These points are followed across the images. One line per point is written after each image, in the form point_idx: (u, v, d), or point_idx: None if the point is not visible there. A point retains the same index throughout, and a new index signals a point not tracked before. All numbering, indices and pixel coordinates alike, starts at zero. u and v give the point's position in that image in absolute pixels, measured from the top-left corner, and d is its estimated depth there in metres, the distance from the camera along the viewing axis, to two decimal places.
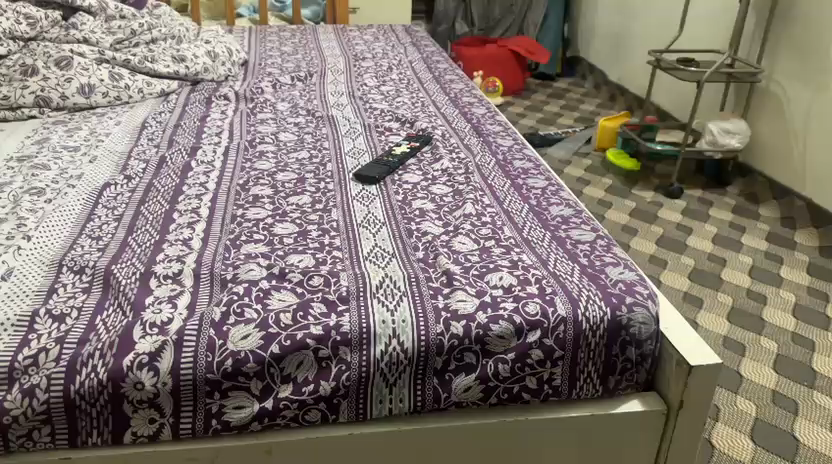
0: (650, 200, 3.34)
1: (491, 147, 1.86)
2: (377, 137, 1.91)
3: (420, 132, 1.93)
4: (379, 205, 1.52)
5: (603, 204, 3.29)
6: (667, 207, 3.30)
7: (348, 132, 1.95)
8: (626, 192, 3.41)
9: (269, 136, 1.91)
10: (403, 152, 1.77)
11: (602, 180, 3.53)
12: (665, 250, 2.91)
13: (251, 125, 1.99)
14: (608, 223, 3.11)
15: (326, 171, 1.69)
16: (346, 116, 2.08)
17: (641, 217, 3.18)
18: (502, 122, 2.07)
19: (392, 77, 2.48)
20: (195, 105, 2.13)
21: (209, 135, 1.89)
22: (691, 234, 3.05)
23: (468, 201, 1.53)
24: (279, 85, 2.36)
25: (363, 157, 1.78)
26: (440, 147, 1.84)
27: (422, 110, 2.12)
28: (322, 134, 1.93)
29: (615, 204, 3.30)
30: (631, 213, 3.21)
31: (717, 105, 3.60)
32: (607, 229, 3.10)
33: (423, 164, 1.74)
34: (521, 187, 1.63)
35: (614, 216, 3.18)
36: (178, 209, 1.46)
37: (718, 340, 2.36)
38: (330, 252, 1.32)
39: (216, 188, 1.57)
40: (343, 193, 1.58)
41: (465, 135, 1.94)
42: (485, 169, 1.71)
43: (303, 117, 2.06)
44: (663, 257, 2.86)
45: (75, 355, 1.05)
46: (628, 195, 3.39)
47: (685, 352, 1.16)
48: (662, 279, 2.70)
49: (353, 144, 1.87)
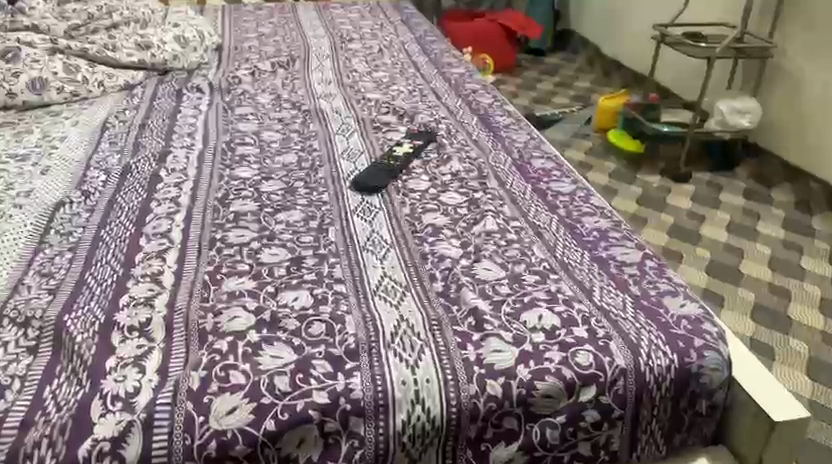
0: (657, 185, 3.15)
1: (504, 145, 1.65)
2: (374, 135, 1.69)
3: (422, 128, 1.71)
4: (384, 222, 1.31)
5: (609, 191, 3.10)
6: (676, 192, 3.11)
7: (340, 129, 1.72)
8: (631, 177, 3.22)
9: (251, 135, 1.68)
10: (405, 153, 1.55)
11: (606, 164, 3.32)
12: (678, 241, 2.72)
13: (229, 123, 1.75)
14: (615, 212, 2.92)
15: (319, 179, 1.46)
16: (337, 109, 1.84)
17: (650, 204, 2.99)
18: (512, 112, 1.85)
19: (384, 61, 2.24)
20: (164, 100, 1.88)
21: (181, 136, 1.65)
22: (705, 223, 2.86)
23: (488, 215, 1.32)
24: (258, 73, 2.11)
25: (361, 159, 1.56)
26: (447, 146, 1.61)
27: (422, 100, 1.89)
28: (311, 132, 1.70)
29: (622, 190, 3.10)
30: (639, 201, 3.02)
31: (725, 81, 3.39)
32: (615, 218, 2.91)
33: (430, 166, 1.52)
34: (546, 195, 1.42)
35: (622, 205, 2.98)
36: (146, 234, 1.23)
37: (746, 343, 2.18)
38: (331, 286, 1.10)
39: (191, 204, 1.34)
40: (340, 207, 1.35)
41: (473, 130, 1.72)
42: (501, 173, 1.50)
43: (288, 111, 1.83)
44: (676, 250, 2.67)
45: (16, 444, 0.83)
46: (634, 180, 3.19)
47: (764, 403, 0.97)
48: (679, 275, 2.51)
49: (347, 143, 1.64)
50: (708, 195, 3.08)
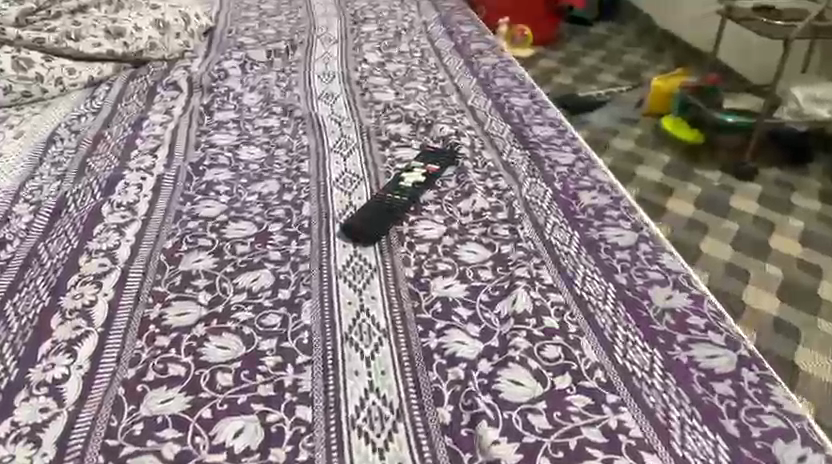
0: (718, 184, 2.74)
1: (543, 168, 1.31)
2: (379, 152, 1.35)
3: (441, 144, 1.37)
4: (378, 292, 0.98)
5: (662, 190, 2.70)
6: (740, 192, 2.70)
7: (337, 144, 1.39)
8: (688, 173, 2.81)
9: (228, 152, 1.35)
10: (413, 183, 1.21)
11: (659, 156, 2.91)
12: (744, 255, 2.34)
13: (203, 133, 1.43)
14: (670, 216, 2.54)
15: (299, 221, 1.14)
16: (336, 115, 1.51)
17: (710, 208, 2.60)
18: (553, 120, 1.49)
19: (400, 48, 1.88)
20: (131, 101, 1.56)
21: (141, 153, 1.34)
22: (775, 232, 2.47)
23: (519, 288, 0.98)
24: (250, 65, 1.78)
25: (358, 188, 1.23)
26: (470, 171, 1.28)
27: (442, 105, 1.55)
28: (301, 146, 1.37)
29: (677, 189, 2.70)
30: (697, 203, 2.62)
31: (800, 61, 2.92)
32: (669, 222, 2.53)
33: (444, 202, 1.19)
34: (599, 253, 1.09)
35: (677, 209, 2.59)
36: (61, 308, 0.93)
37: (814, 391, 1.83)
38: (291, 412, 0.81)
39: (130, 258, 1.04)
40: (323, 267, 1.03)
41: (504, 145, 1.38)
42: (538, 213, 1.17)
43: (277, 117, 1.50)
44: (740, 268, 2.29)
45: None
46: (691, 177, 2.78)
47: None
48: (745, 299, 2.15)
49: (345, 164, 1.31)
50: (777, 195, 2.67)
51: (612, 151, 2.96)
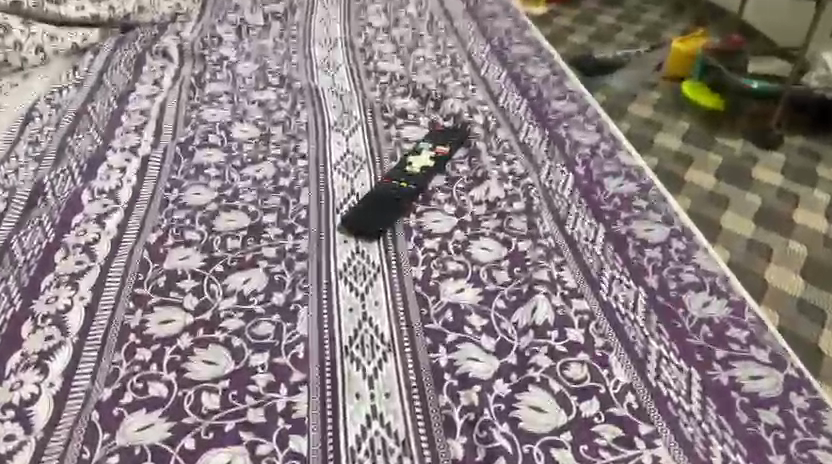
0: (740, 152, 2.56)
1: (565, 148, 1.19)
2: (383, 131, 1.24)
3: (451, 123, 1.26)
4: (382, 298, 0.88)
5: (682, 161, 2.51)
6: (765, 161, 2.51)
7: (339, 121, 1.27)
8: (708, 140, 2.62)
9: (220, 130, 1.24)
10: (420, 169, 1.11)
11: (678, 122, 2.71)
12: (766, 231, 2.18)
13: (193, 107, 1.32)
14: (688, 189, 2.37)
15: (296, 213, 1.04)
16: (338, 87, 1.39)
17: (732, 179, 2.43)
18: (574, 92, 1.37)
19: (407, 11, 1.74)
20: (117, 72, 1.45)
21: (126, 130, 1.23)
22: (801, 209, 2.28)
23: (538, 295, 0.89)
24: (246, 29, 1.65)
25: (361, 173, 1.12)
26: (483, 154, 1.17)
27: (452, 76, 1.42)
28: (300, 123, 1.26)
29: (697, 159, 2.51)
30: (718, 175, 2.43)
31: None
32: (687, 195, 2.36)
33: (454, 189, 1.09)
34: (627, 252, 0.97)
35: (696, 182, 2.40)
36: (33, 315, 0.85)
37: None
38: (283, 442, 0.71)
39: (110, 255, 0.94)
40: (323, 266, 0.93)
41: (521, 123, 1.26)
42: (559, 203, 1.06)
43: (274, 90, 1.38)
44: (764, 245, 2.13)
45: None
46: (710, 145, 2.60)
47: None
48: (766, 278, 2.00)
49: (347, 144, 1.20)
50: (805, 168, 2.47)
51: (628, 119, 2.76)
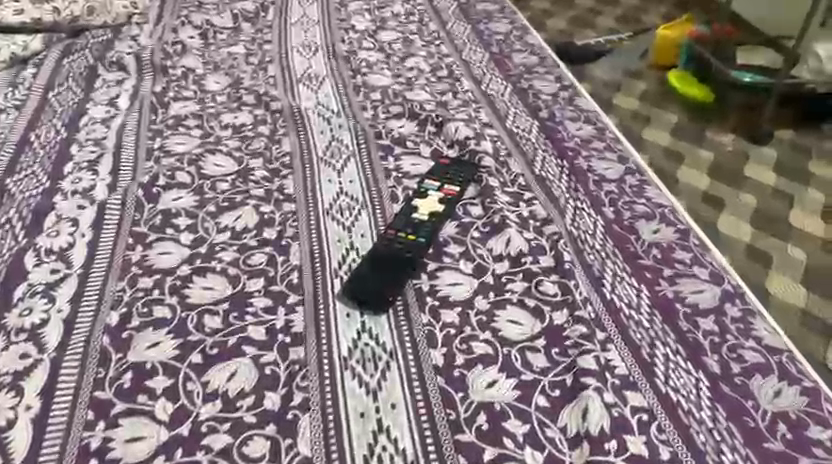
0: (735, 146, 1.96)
1: (588, 183, 1.05)
2: (380, 163, 1.08)
3: (457, 154, 1.11)
4: (400, 397, 0.73)
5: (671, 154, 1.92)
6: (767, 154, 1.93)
7: (328, 151, 1.11)
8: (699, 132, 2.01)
9: (189, 165, 1.06)
10: (429, 216, 0.95)
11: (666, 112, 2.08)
12: (767, 238, 1.64)
13: (156, 134, 1.14)
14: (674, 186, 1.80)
15: (285, 278, 0.87)
16: (324, 106, 1.23)
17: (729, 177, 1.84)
18: (588, 113, 1.23)
19: (393, 9, 1.56)
20: (64, 89, 1.25)
21: (76, 167, 1.05)
22: (816, 211, 1.73)
23: (588, 389, 0.73)
24: (212, 33, 1.46)
25: (358, 219, 0.96)
26: (497, 192, 1.02)
27: (451, 92, 1.27)
28: (282, 154, 1.10)
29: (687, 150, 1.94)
30: (713, 172, 1.86)
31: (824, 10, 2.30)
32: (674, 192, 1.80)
33: (469, 240, 0.93)
34: (679, 325, 0.84)
35: (688, 180, 1.82)
36: None
37: None
38: None
39: (62, 344, 0.77)
40: (323, 354, 0.77)
41: (534, 151, 1.12)
42: (592, 258, 0.91)
43: (249, 111, 1.21)
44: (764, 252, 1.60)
45: None
46: (701, 135, 2.00)
47: None
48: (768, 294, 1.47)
49: (339, 181, 1.04)
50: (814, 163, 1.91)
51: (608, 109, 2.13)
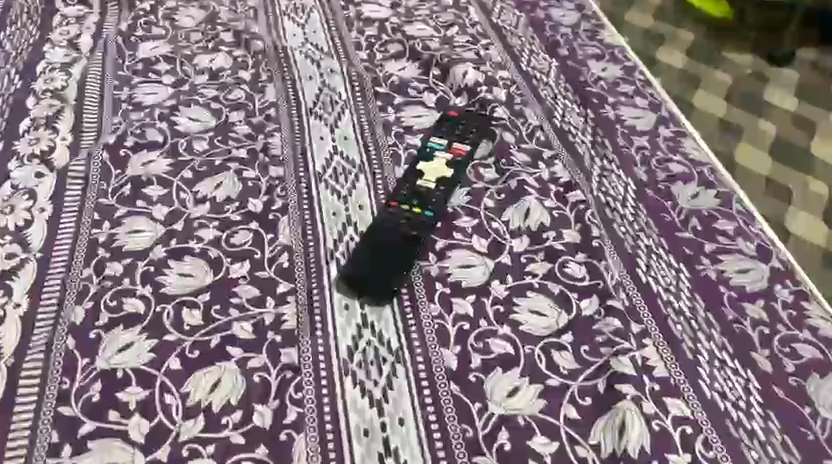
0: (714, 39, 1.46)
1: (616, 137, 0.92)
2: (379, 116, 0.95)
3: (466, 104, 0.98)
4: (408, 408, 0.63)
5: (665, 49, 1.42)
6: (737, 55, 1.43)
7: (319, 101, 0.97)
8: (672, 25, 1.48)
9: (160, 120, 0.93)
10: (437, 183, 0.83)
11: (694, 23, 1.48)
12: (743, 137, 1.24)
13: (123, 83, 1.00)
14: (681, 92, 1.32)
15: (274, 261, 0.76)
16: (312, 44, 1.08)
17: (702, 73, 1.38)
18: (613, 50, 1.09)
19: None
20: (17, 27, 1.09)
21: (33, 125, 0.92)
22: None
23: (624, 399, 0.64)
24: None
25: (356, 186, 0.85)
26: (513, 153, 0.90)
27: (458, 26, 1.12)
28: (266, 105, 0.97)
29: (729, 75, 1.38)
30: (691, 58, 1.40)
31: None
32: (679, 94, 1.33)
33: (482, 212, 0.82)
34: (723, 311, 0.72)
35: (733, 119, 1.28)
36: None
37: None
38: None
39: (19, 350, 0.67)
40: (318, 357, 0.67)
41: (553, 99, 0.99)
42: (623, 232, 0.80)
43: (227, 51, 1.06)
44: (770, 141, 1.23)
45: None
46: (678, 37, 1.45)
47: None
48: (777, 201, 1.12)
49: (333, 139, 0.92)
50: None
51: None
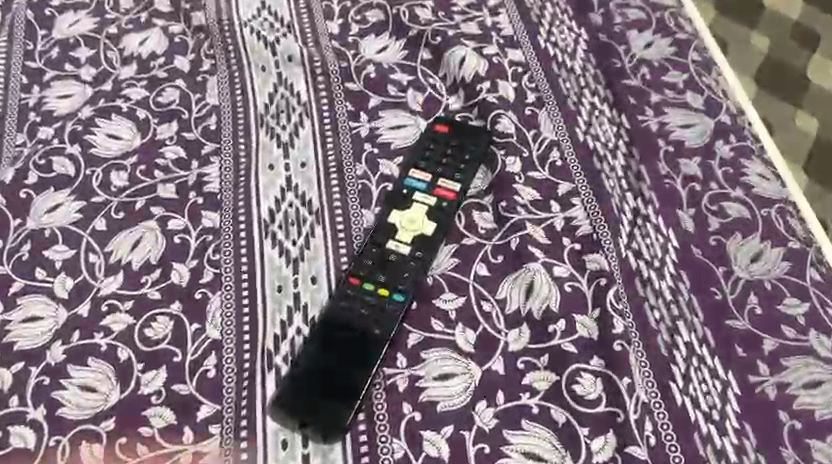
0: None
1: (657, 161, 0.70)
2: (348, 129, 0.74)
3: (461, 107, 0.76)
4: None
5: None
6: None
7: (272, 106, 0.76)
8: None
9: (72, 141, 0.74)
10: (413, 246, 0.64)
11: None
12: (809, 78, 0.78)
13: (30, 79, 0.79)
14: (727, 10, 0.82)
15: (198, 368, 0.59)
16: (270, 11, 0.84)
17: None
18: (665, 9, 0.82)
19: None
20: None
21: None
22: None
23: None
24: None
25: (311, 243, 0.66)
26: (518, 189, 0.68)
27: None
28: (207, 114, 0.76)
29: None
30: None
31: None
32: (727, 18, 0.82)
33: (471, 284, 0.63)
34: (779, 453, 0.55)
35: (813, 21, 0.81)
36: None
37: None
38: None
39: None
40: None
41: (577, 96, 0.75)
42: (656, 321, 0.60)
43: (162, 27, 0.83)
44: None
45: None
46: None
47: None
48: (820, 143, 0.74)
49: (286, 166, 0.71)
50: None
51: None
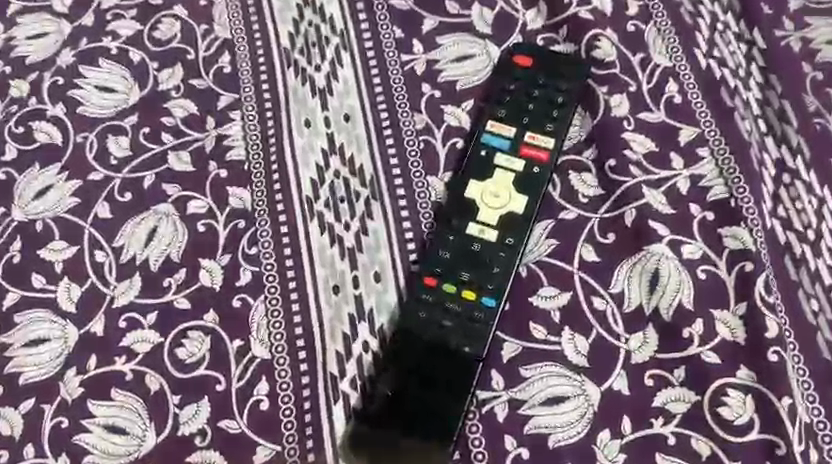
0: None
1: (803, 93, 0.54)
2: (400, 65, 0.58)
3: (543, 24, 0.58)
4: None
5: None
6: None
7: (299, 38, 0.60)
8: None
9: (54, 99, 0.58)
10: (500, 230, 0.50)
11: None
12: None
13: None
14: None
15: (247, 398, 0.48)
16: None
17: None
18: None
19: None
20: None
21: None
22: None
23: None
24: None
25: (368, 227, 0.53)
26: (628, 140, 0.54)
27: None
28: (217, 51, 0.60)
29: None
30: None
31: None
32: None
33: (577, 275, 0.50)
34: None
35: None
36: None
37: None
38: None
39: None
40: None
41: (693, 5, 0.58)
42: (814, 316, 0.48)
43: None
44: None
45: None
46: None
47: None
48: None
49: (327, 122, 0.56)
50: None
51: None
